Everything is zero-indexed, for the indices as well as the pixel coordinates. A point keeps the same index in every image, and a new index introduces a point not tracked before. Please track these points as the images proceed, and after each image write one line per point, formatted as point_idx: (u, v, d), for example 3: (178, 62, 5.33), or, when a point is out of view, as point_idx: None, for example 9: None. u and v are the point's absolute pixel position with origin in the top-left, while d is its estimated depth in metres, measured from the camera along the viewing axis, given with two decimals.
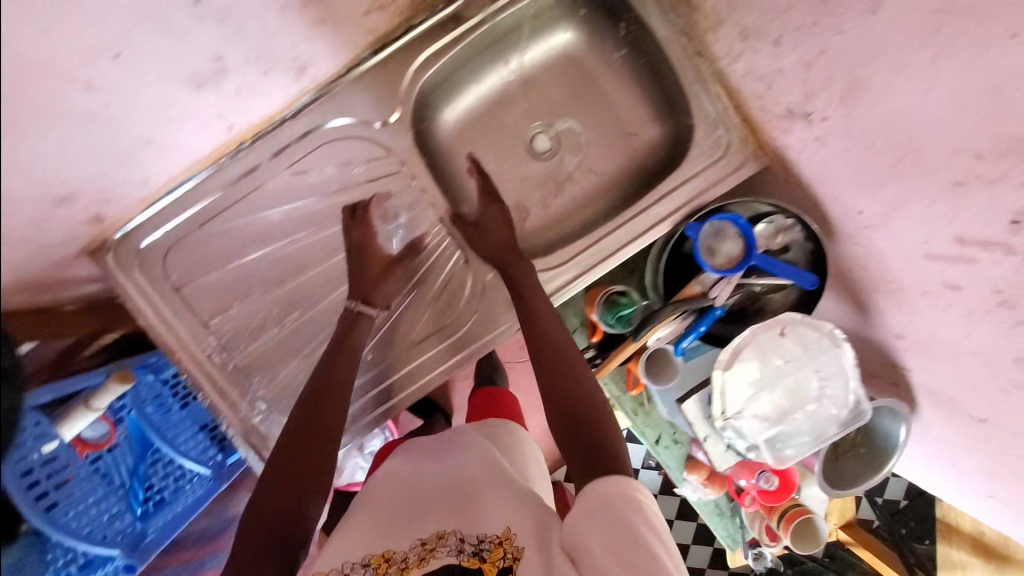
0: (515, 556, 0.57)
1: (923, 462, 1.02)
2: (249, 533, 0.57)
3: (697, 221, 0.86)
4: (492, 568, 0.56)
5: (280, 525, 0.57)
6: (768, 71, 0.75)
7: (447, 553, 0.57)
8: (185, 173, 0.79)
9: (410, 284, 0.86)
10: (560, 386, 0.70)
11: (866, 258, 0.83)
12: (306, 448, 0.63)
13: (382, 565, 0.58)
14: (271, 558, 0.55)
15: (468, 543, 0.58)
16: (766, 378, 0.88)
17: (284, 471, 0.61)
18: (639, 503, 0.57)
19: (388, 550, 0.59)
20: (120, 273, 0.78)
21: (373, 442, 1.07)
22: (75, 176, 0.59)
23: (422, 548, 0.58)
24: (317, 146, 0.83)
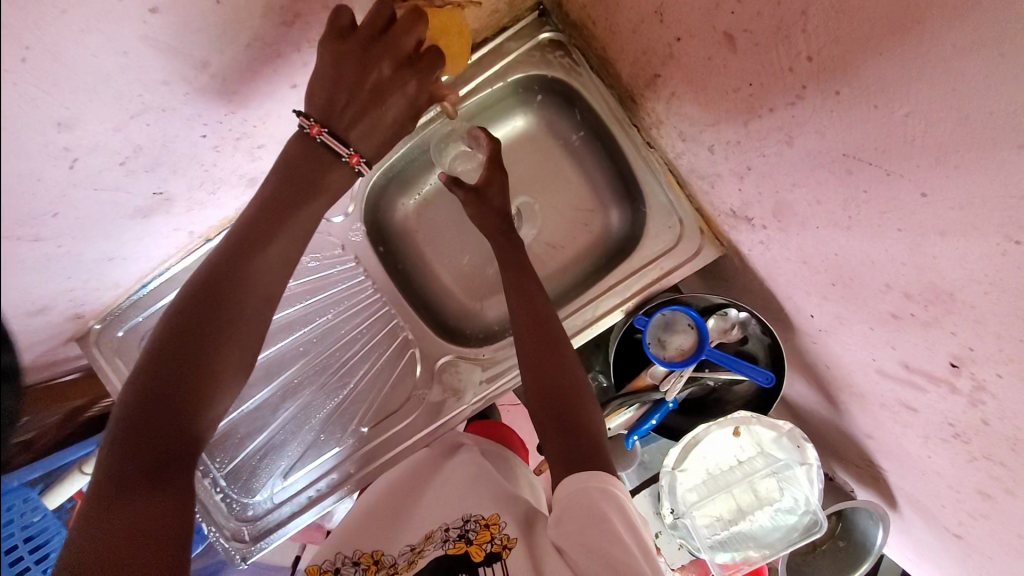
0: (504, 543, 0.66)
1: (912, 560, 0.92)
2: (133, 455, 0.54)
3: (646, 312, 0.84)
4: (479, 550, 0.66)
5: (163, 450, 0.55)
6: (709, 172, 0.72)
7: (434, 549, 0.67)
8: (157, 269, 0.85)
9: (369, 369, 0.91)
10: (561, 390, 0.75)
11: (826, 358, 0.78)
12: (188, 372, 0.57)
13: (372, 565, 0.69)
14: (159, 491, 0.54)
15: (452, 533, 0.68)
16: (719, 475, 0.85)
17: (167, 388, 0.56)
18: (615, 495, 0.64)
19: (377, 552, 0.70)
20: (102, 357, 0.86)
21: None
22: (50, 298, 0.66)
23: (412, 553, 0.68)
24: None
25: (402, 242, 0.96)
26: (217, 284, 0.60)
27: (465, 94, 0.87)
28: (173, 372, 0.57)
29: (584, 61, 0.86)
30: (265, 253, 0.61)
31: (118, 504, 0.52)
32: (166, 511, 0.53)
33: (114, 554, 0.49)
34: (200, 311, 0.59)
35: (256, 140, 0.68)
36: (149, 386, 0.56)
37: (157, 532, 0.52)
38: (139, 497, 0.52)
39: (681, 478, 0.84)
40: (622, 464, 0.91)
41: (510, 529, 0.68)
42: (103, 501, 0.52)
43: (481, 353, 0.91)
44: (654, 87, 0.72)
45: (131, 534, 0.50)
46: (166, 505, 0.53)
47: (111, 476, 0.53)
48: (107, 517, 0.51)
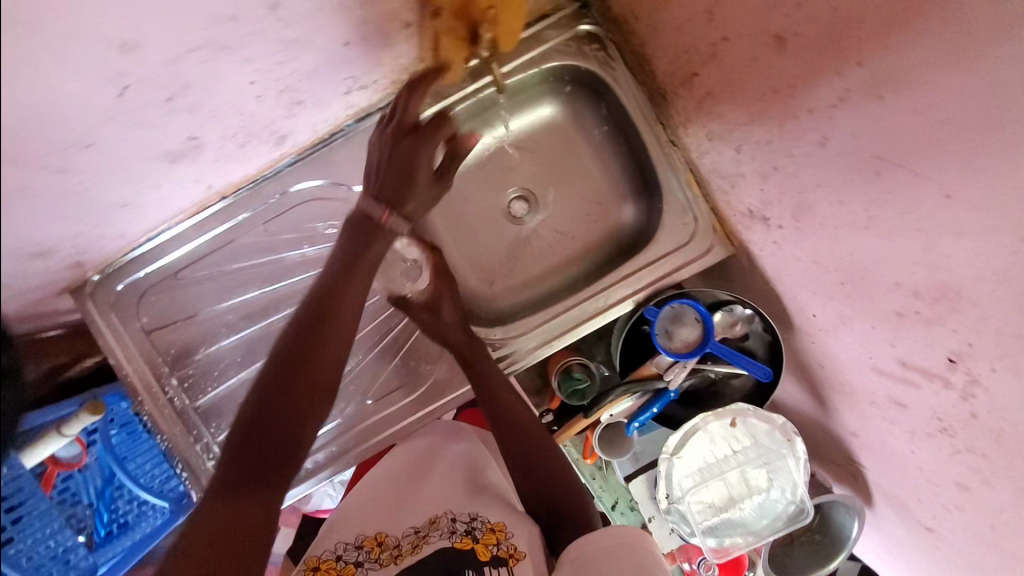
0: (510, 551, 0.65)
1: (879, 554, 0.99)
2: (238, 459, 0.60)
3: (656, 304, 0.87)
4: (485, 550, 0.65)
5: (267, 461, 0.61)
6: (731, 172, 0.77)
7: (439, 538, 0.66)
8: (162, 226, 0.82)
9: (378, 338, 0.90)
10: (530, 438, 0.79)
11: (822, 357, 0.84)
12: (290, 391, 0.64)
13: (375, 547, 0.68)
14: (263, 486, 0.60)
15: (460, 526, 0.68)
16: (714, 464, 0.89)
17: (267, 401, 0.63)
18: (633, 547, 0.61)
19: (380, 535, 0.70)
20: (98, 312, 0.83)
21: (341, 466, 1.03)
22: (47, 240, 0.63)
23: (415, 537, 0.68)
24: (290, 206, 0.85)
25: (420, 217, 0.96)
26: (317, 313, 0.67)
27: (499, 76, 0.88)
28: (283, 377, 0.64)
29: (618, 56, 0.88)
30: (366, 256, 0.69)
31: (229, 498, 0.58)
32: (258, 510, 0.58)
33: (207, 552, 0.54)
34: (302, 335, 0.66)
35: (297, 95, 0.67)
36: (257, 397, 0.64)
37: (247, 538, 0.56)
38: (242, 495, 0.59)
39: (676, 465, 0.88)
40: (616, 450, 0.95)
41: (518, 542, 0.67)
42: (203, 503, 0.58)
43: (491, 333, 0.92)
44: (689, 86, 0.76)
45: (226, 528, 0.56)
46: (258, 511, 0.58)
47: (218, 479, 0.60)
48: (211, 510, 0.57)
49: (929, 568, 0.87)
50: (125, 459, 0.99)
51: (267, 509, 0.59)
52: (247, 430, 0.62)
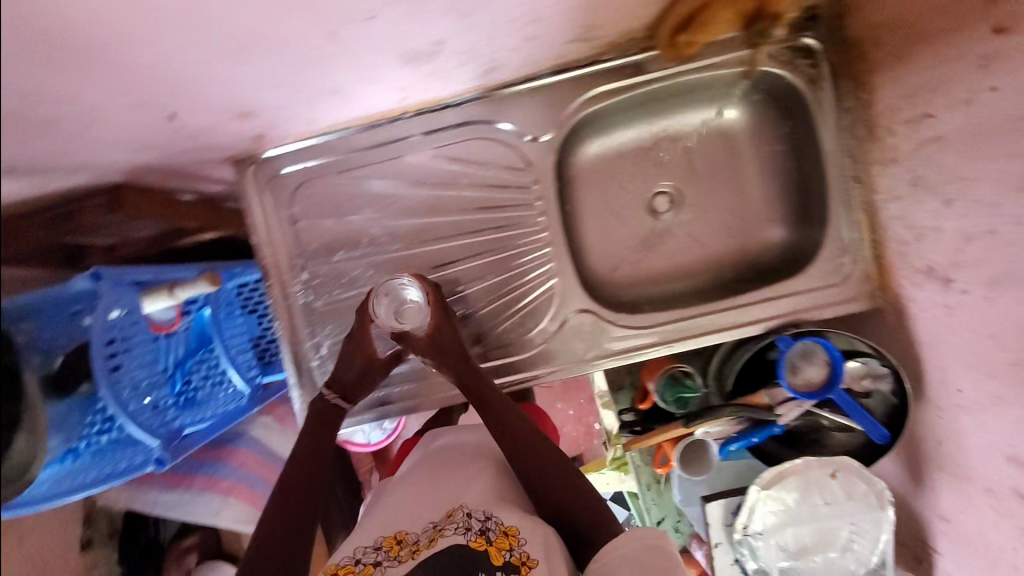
0: (524, 559, 0.63)
1: None
2: (289, 488, 0.73)
3: (791, 335, 0.85)
4: (499, 555, 0.63)
5: (310, 484, 0.74)
6: (923, 226, 0.76)
7: (455, 533, 0.65)
8: (343, 124, 0.82)
9: (503, 288, 0.89)
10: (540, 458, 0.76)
11: (944, 435, 0.82)
12: (326, 433, 0.79)
13: (394, 546, 0.66)
14: (308, 506, 0.72)
15: (475, 524, 0.66)
16: (796, 511, 0.85)
17: (306, 459, 0.77)
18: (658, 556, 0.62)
19: (399, 534, 0.68)
20: (255, 187, 0.84)
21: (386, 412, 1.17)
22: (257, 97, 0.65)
23: (433, 531, 0.67)
24: (466, 138, 0.85)
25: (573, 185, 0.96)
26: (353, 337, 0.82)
27: (701, 67, 0.86)
28: (319, 441, 0.79)
29: (829, 79, 0.85)
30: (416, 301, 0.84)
31: (281, 520, 0.70)
32: (300, 529, 0.70)
33: (264, 558, 0.66)
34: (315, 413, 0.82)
35: (536, 29, 0.69)
36: (298, 452, 0.78)
37: (292, 551, 0.68)
38: (292, 517, 0.71)
39: (761, 501, 0.85)
40: (697, 467, 0.94)
41: (534, 550, 0.64)
42: (265, 519, 0.71)
43: (617, 317, 0.88)
44: (913, 126, 0.75)
45: (279, 543, 0.68)
46: (301, 527, 0.70)
47: (274, 502, 0.72)
48: (267, 528, 0.69)
49: None
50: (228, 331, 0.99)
51: (307, 532, 0.71)
52: (297, 466, 0.76)
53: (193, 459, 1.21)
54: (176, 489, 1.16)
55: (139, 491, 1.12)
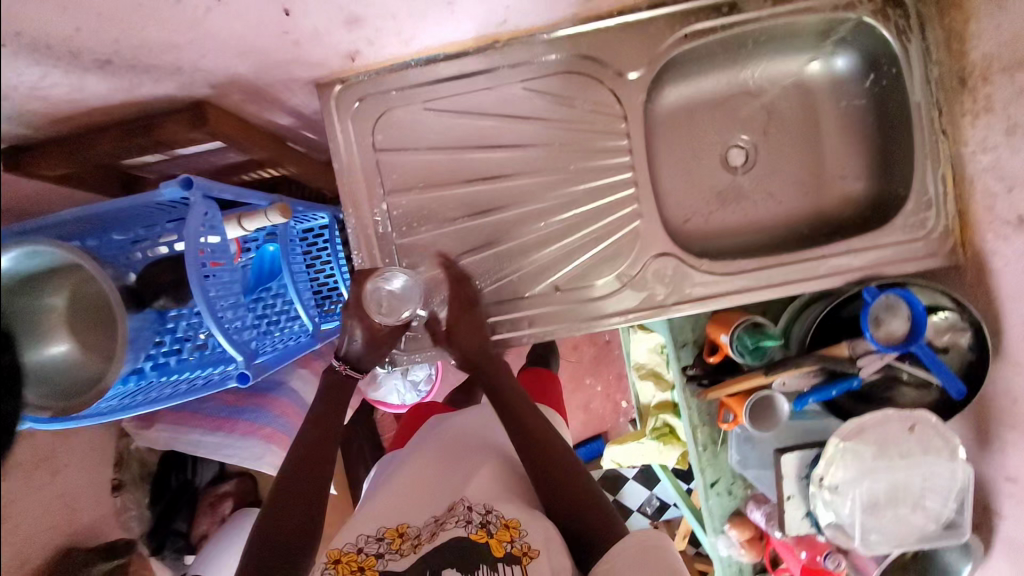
0: (524, 550, 0.66)
1: None
2: (295, 475, 0.74)
3: (876, 287, 0.84)
4: (499, 547, 0.66)
5: (315, 472, 0.75)
6: (1018, 174, 0.77)
7: (455, 527, 0.68)
8: (434, 50, 0.80)
9: (585, 224, 0.87)
10: (540, 453, 0.77)
11: (1020, 392, 0.82)
12: (326, 424, 0.80)
13: (396, 538, 0.69)
14: (310, 495, 0.73)
15: (476, 518, 0.69)
16: (871, 466, 0.84)
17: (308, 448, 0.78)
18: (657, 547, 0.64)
19: (401, 526, 0.71)
20: (337, 113, 0.82)
21: (416, 373, 1.29)
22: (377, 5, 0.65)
23: (434, 526, 0.70)
24: (556, 72, 0.83)
25: (652, 132, 0.95)
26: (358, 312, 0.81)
27: (793, 12, 0.85)
28: (320, 433, 0.79)
29: (919, 30, 0.85)
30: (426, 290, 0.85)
31: (283, 508, 0.71)
32: (304, 515, 0.71)
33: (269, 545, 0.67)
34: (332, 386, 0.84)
35: None
36: (300, 442, 0.78)
37: (297, 539, 0.69)
38: (294, 504, 0.72)
39: (840, 455, 0.84)
40: (766, 423, 0.91)
41: (533, 540, 0.67)
42: (267, 508, 0.72)
43: (699, 263, 0.86)
44: (1013, 73, 0.76)
45: (283, 532, 0.69)
46: (306, 515, 0.71)
47: (276, 489, 0.73)
48: (272, 515, 0.70)
49: None
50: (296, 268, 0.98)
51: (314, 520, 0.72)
52: (300, 453, 0.76)
53: (232, 404, 1.15)
54: (218, 433, 1.11)
55: (182, 431, 1.09)
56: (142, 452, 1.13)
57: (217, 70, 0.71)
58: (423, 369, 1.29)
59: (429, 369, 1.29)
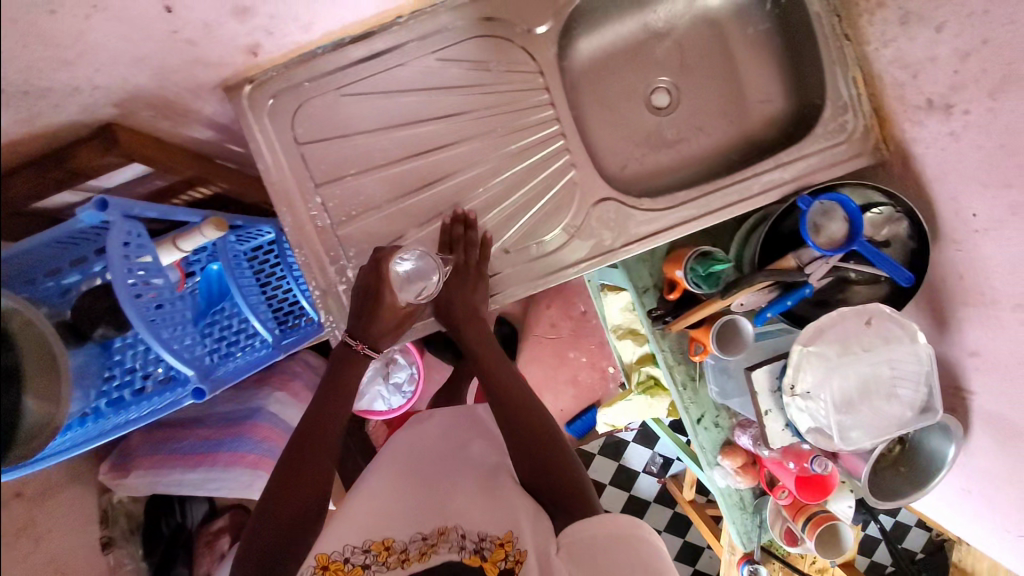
0: (517, 559, 0.61)
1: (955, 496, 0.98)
2: (286, 481, 0.70)
3: (810, 195, 0.86)
4: (493, 566, 0.62)
5: (305, 477, 0.71)
6: (918, 60, 0.81)
7: (448, 550, 0.64)
8: (337, 33, 0.80)
9: (524, 182, 0.88)
10: (540, 440, 0.74)
11: (964, 266, 0.85)
12: (324, 427, 0.75)
13: (382, 552, 0.65)
14: (299, 501, 0.70)
15: (469, 544, 0.64)
16: (836, 365, 0.86)
17: (306, 448, 0.73)
18: (643, 540, 0.60)
19: (387, 539, 0.66)
20: (252, 113, 0.80)
21: (396, 375, 1.28)
22: None
23: (423, 543, 0.65)
24: (467, 38, 0.84)
25: (572, 86, 0.95)
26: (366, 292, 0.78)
27: None
28: (315, 433, 0.75)
29: None
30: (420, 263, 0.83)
31: (272, 519, 0.68)
32: (291, 527, 0.68)
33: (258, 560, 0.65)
34: (338, 368, 0.79)
35: None
36: (293, 446, 0.74)
37: (284, 555, 0.66)
38: (281, 517, 0.68)
39: (805, 359, 0.86)
40: (734, 346, 0.93)
41: (523, 543, 0.63)
42: (258, 521, 0.68)
43: (637, 202, 0.89)
44: None
45: (270, 545, 0.66)
46: (294, 528, 0.68)
47: (265, 497, 0.70)
48: (258, 530, 0.67)
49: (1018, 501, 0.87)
50: (245, 284, 0.96)
51: (305, 532, 0.68)
52: (293, 457, 0.72)
53: (210, 438, 1.12)
54: (200, 468, 1.09)
55: (161, 472, 1.06)
56: (127, 503, 1.08)
57: (117, 86, 0.68)
58: (403, 369, 1.28)
59: (409, 368, 1.29)
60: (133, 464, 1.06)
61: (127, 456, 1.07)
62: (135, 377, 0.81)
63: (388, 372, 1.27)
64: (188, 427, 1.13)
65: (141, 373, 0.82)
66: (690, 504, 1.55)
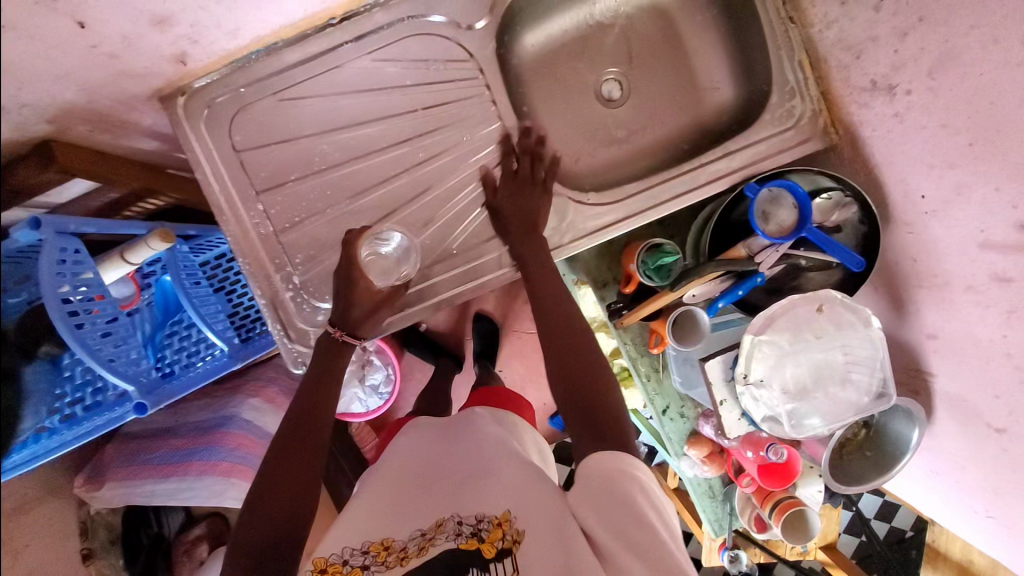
0: (515, 538, 0.57)
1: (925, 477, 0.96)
2: (277, 463, 0.67)
3: (757, 183, 0.86)
4: (491, 548, 0.56)
5: (296, 459, 0.67)
6: (860, 40, 0.80)
7: (445, 540, 0.58)
8: (269, 38, 0.79)
9: (471, 181, 0.87)
10: (581, 376, 0.70)
11: (915, 249, 0.83)
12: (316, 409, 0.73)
13: (382, 552, 0.58)
14: (290, 481, 0.66)
15: (466, 528, 0.58)
16: (789, 352, 0.86)
17: (300, 429, 0.71)
18: (637, 479, 0.59)
19: (387, 538, 0.59)
20: (188, 122, 0.80)
21: (373, 376, 1.22)
22: None
23: (423, 538, 0.59)
24: (404, 36, 0.83)
25: (519, 81, 0.94)
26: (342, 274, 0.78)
27: None
28: (307, 418, 0.72)
29: None
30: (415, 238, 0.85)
31: (263, 505, 0.63)
32: (286, 508, 0.64)
33: (253, 542, 0.61)
34: (325, 354, 0.78)
35: None
36: (285, 430, 0.71)
37: (279, 540, 0.61)
38: (272, 501, 0.64)
39: (757, 348, 0.86)
40: (690, 337, 0.93)
41: (524, 522, 0.58)
42: (250, 505, 0.64)
43: (583, 196, 0.89)
44: None
45: (265, 527, 0.62)
46: (287, 510, 0.64)
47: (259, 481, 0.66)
48: (251, 516, 0.63)
49: (987, 482, 0.84)
50: (199, 295, 0.96)
51: (298, 515, 0.64)
52: (285, 438, 0.69)
53: (182, 448, 1.08)
54: (171, 479, 1.06)
55: (133, 483, 1.03)
56: (107, 515, 1.06)
57: (44, 101, 0.66)
58: (379, 370, 1.21)
59: (386, 369, 1.22)
60: (105, 477, 1.04)
61: (99, 468, 1.05)
62: (84, 394, 0.82)
63: (364, 374, 1.20)
64: (159, 439, 1.10)
65: (91, 390, 0.83)
66: (674, 492, 1.55)
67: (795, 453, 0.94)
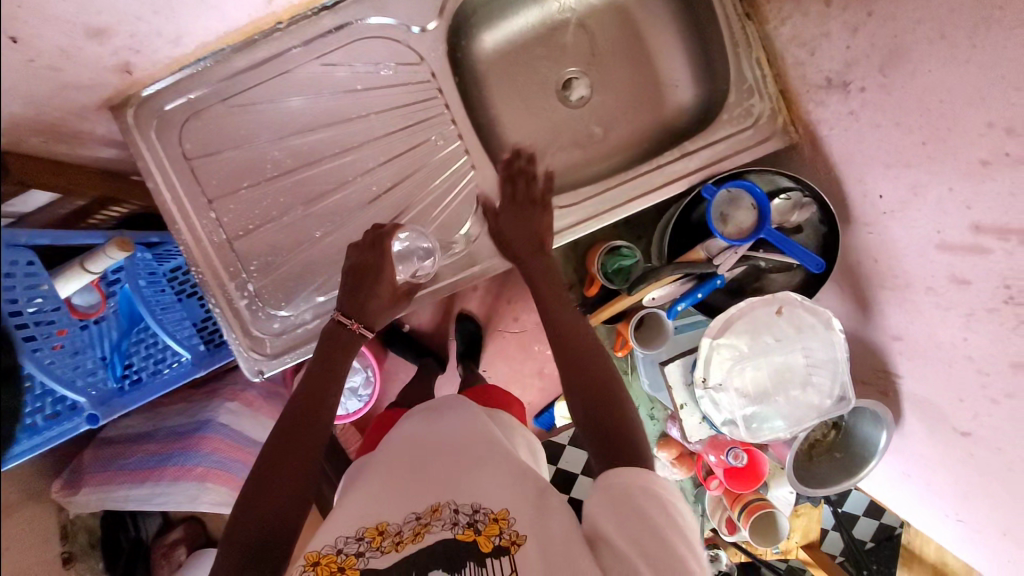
0: (513, 540, 0.55)
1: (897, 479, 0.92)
2: (271, 459, 0.61)
3: (714, 184, 0.85)
4: (487, 543, 0.55)
5: (289, 455, 0.62)
6: (814, 36, 0.80)
7: (442, 528, 0.56)
8: (217, 44, 0.79)
9: (430, 185, 0.87)
10: (593, 380, 0.67)
11: (876, 250, 0.81)
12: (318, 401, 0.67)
13: (376, 538, 0.56)
14: (284, 477, 0.60)
15: (462, 517, 0.57)
16: (750, 355, 0.86)
17: (296, 420, 0.65)
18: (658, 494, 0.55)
19: (381, 524, 0.57)
20: (138, 131, 0.80)
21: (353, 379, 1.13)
22: (117, 8, 0.64)
23: (417, 523, 0.57)
24: (357, 39, 0.83)
25: (478, 83, 0.93)
26: (358, 266, 0.77)
27: None
28: (305, 410, 0.66)
29: None
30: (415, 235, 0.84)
31: (255, 504, 0.58)
32: (280, 507, 0.59)
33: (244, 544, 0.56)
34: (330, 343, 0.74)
35: None
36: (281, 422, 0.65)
37: (272, 542, 0.57)
38: (263, 499, 0.59)
39: (715, 351, 0.85)
40: (655, 339, 0.91)
41: (523, 526, 0.56)
42: (241, 505, 0.59)
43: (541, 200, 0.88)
44: None
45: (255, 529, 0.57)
46: (279, 508, 0.59)
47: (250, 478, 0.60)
48: (243, 514, 0.58)
49: (960, 487, 0.80)
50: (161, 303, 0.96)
51: (290, 513, 0.59)
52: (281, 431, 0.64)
53: (158, 451, 1.05)
54: (146, 484, 1.03)
55: (107, 489, 1.01)
56: (87, 518, 1.05)
57: None
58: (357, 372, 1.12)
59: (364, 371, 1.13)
60: (81, 480, 1.02)
61: (76, 471, 1.03)
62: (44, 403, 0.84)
63: None
64: (134, 443, 1.07)
65: (49, 400, 0.85)
66: None
67: (760, 457, 0.93)
